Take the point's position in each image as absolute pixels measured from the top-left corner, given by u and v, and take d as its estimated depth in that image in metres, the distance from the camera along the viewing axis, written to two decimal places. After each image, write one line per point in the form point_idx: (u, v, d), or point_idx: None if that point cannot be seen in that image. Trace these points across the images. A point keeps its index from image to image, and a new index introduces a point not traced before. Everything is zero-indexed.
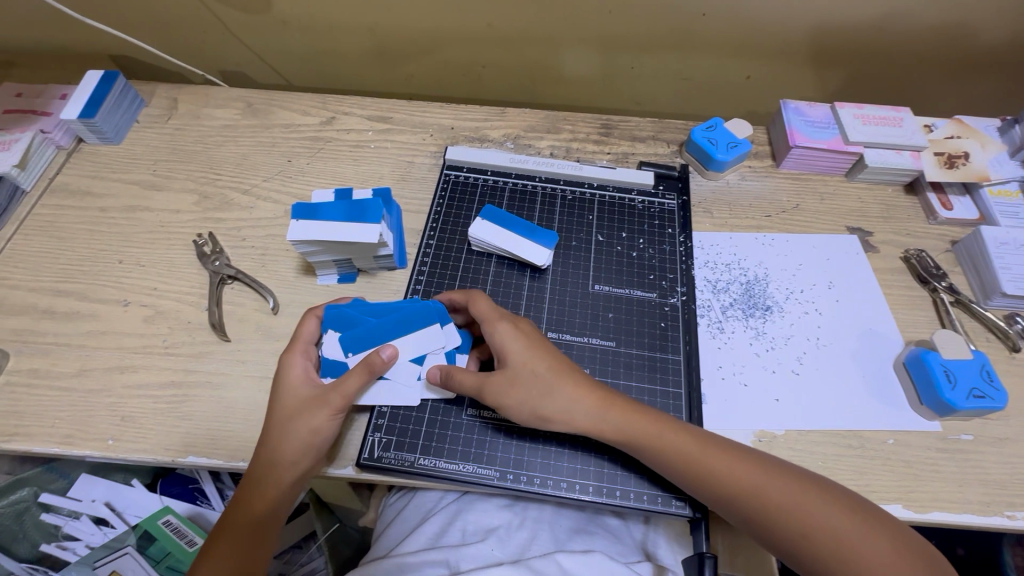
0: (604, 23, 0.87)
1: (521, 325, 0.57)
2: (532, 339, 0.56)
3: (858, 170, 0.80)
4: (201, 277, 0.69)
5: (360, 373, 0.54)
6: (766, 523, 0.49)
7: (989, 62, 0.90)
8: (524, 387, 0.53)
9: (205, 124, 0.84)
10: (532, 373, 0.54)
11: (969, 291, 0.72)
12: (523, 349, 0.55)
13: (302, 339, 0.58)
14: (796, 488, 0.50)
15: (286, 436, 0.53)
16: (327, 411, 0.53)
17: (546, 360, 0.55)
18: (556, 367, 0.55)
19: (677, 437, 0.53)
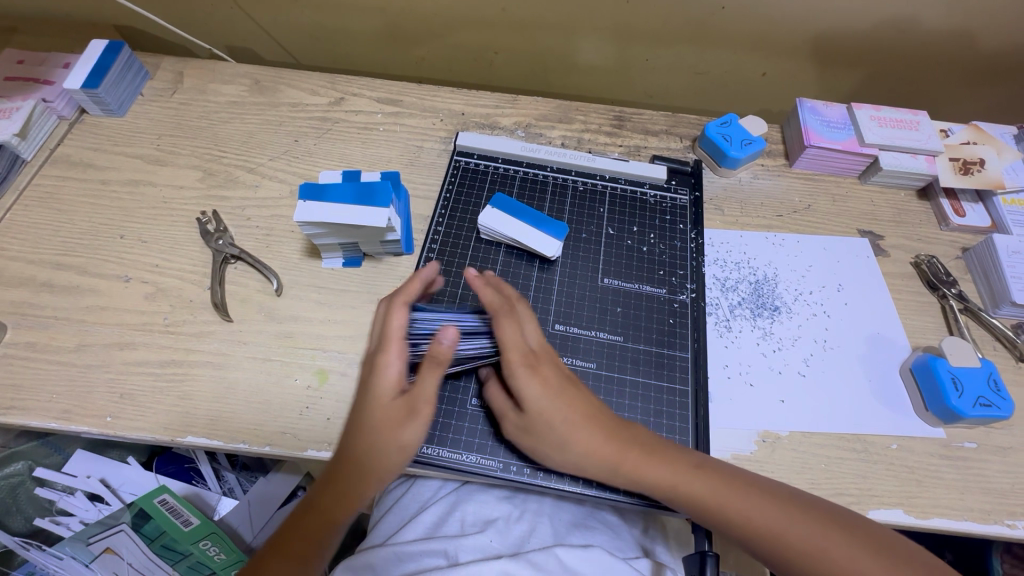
0: (621, 13, 0.85)
1: (544, 370, 0.52)
2: (553, 387, 0.52)
3: (872, 172, 0.79)
4: (204, 256, 0.68)
5: (434, 375, 0.48)
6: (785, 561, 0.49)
7: (1008, 68, 0.89)
8: (539, 437, 0.52)
9: (211, 99, 0.83)
10: (549, 424, 0.51)
11: (978, 299, 0.71)
12: (541, 400, 0.51)
13: (393, 335, 0.50)
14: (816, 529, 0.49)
15: (376, 448, 0.48)
16: (417, 419, 0.48)
17: (569, 410, 0.52)
18: (579, 417, 0.52)
19: (699, 483, 0.51)
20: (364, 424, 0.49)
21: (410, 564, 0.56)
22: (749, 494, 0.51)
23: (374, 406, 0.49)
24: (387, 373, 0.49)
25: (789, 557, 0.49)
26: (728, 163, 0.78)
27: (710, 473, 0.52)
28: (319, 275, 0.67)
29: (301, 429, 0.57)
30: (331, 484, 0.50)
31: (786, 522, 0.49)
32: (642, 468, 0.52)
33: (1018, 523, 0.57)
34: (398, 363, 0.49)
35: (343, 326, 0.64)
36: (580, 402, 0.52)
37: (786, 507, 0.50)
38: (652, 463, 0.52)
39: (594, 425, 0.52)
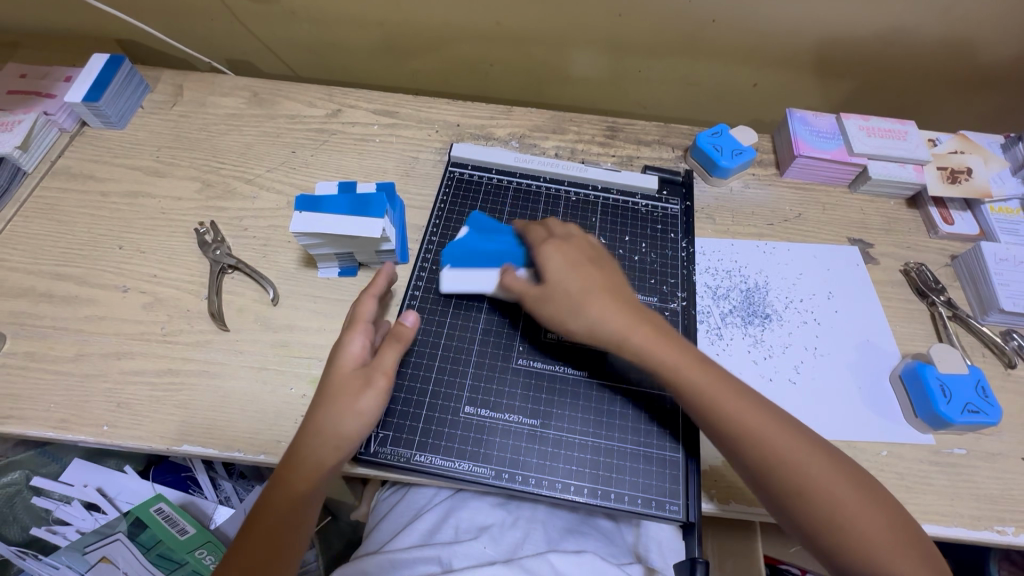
0: (614, 26, 0.87)
1: (566, 248, 0.60)
2: (572, 261, 0.59)
3: (862, 181, 0.80)
4: (202, 266, 0.69)
5: (395, 350, 0.55)
6: (768, 470, 0.50)
7: (995, 79, 0.91)
8: (556, 305, 0.57)
9: (210, 112, 0.84)
10: (567, 290, 0.57)
11: (967, 306, 0.72)
12: (564, 268, 0.58)
13: (361, 317, 0.56)
14: (799, 446, 0.50)
15: (329, 418, 0.51)
16: (372, 391, 0.52)
17: (588, 281, 0.58)
18: (595, 290, 0.57)
19: (704, 373, 0.53)
20: (327, 396, 0.52)
21: (404, 571, 0.56)
22: (761, 407, 0.52)
23: (336, 379, 0.53)
24: (349, 348, 0.54)
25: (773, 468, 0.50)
26: (721, 172, 0.79)
27: (713, 371, 0.54)
28: (314, 284, 0.68)
29: None
30: (292, 459, 0.51)
31: (772, 431, 0.51)
32: (655, 348, 0.55)
33: (1007, 528, 0.57)
34: (361, 341, 0.55)
35: (339, 335, 0.64)
36: (597, 278, 0.58)
37: (791, 427, 0.51)
38: (666, 347, 0.55)
39: (614, 298, 0.57)
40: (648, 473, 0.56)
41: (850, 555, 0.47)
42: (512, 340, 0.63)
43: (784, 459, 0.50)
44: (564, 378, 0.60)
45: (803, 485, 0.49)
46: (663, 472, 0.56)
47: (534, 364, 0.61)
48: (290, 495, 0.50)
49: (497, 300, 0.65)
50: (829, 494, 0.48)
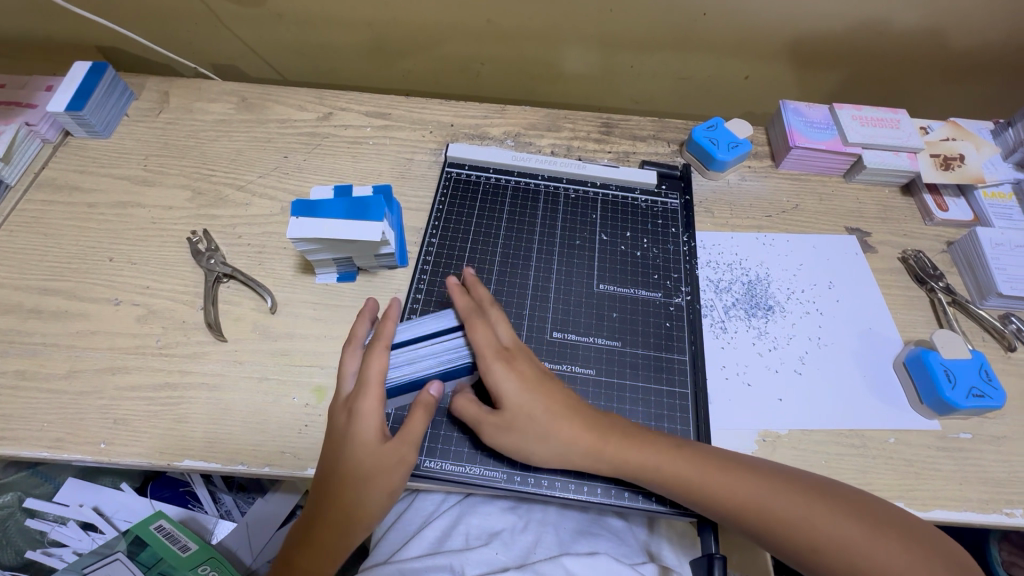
0: (605, 21, 0.86)
1: (519, 363, 0.53)
2: (529, 380, 0.53)
3: (857, 170, 0.81)
4: (196, 276, 0.67)
5: (423, 415, 0.49)
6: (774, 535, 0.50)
7: (981, 65, 0.92)
8: (521, 432, 0.52)
9: (198, 118, 0.82)
10: (530, 418, 0.52)
11: (965, 292, 0.73)
12: (519, 394, 0.52)
13: (373, 383, 0.49)
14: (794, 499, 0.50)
15: (362, 487, 0.49)
16: (405, 462, 0.49)
17: (547, 403, 0.52)
18: (560, 412, 0.52)
19: (680, 462, 0.52)
20: (352, 471, 0.49)
21: None
22: (746, 475, 0.51)
23: (358, 454, 0.49)
24: (368, 417, 0.49)
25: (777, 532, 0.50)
26: (716, 165, 0.79)
27: (688, 453, 0.53)
28: (313, 291, 0.67)
29: (301, 448, 0.57)
30: (320, 525, 0.50)
31: (762, 496, 0.50)
32: (627, 451, 0.52)
33: (1016, 511, 0.57)
34: (378, 409, 0.49)
35: (341, 342, 0.63)
36: (556, 397, 0.53)
37: (783, 488, 0.51)
38: (637, 449, 0.52)
39: (574, 417, 0.53)
40: None
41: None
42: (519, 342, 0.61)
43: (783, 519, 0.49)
44: (574, 378, 0.60)
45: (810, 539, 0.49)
46: None
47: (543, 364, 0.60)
48: (321, 556, 0.50)
49: (501, 302, 0.63)
50: (839, 539, 0.48)
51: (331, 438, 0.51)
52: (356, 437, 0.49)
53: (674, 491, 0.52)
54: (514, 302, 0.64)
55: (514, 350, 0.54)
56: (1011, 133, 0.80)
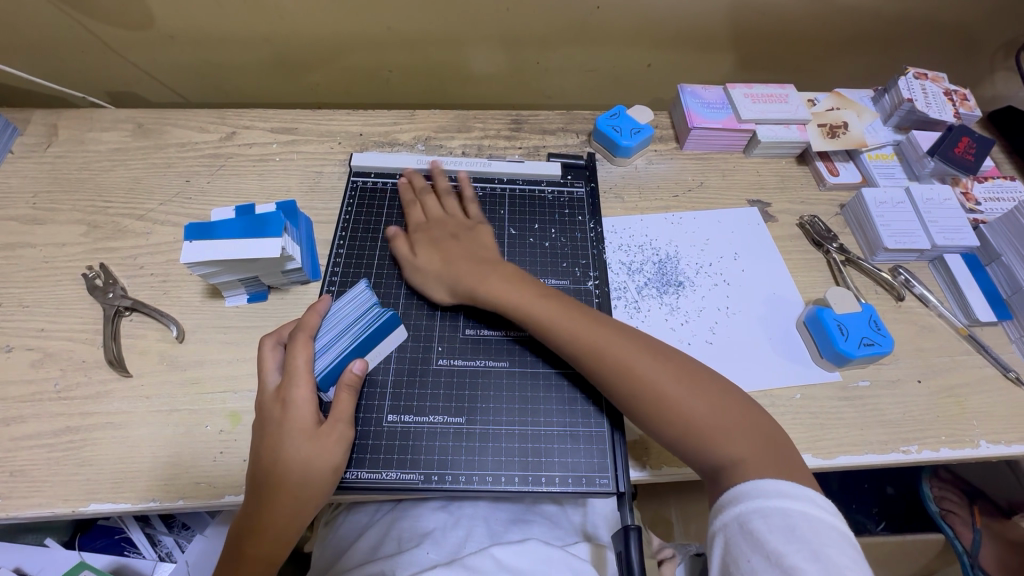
0: (504, 21, 0.88)
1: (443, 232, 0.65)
2: (437, 243, 0.64)
3: (753, 145, 0.85)
4: (96, 312, 0.65)
5: (351, 395, 0.51)
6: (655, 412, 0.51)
7: (859, 37, 0.99)
8: (424, 277, 0.62)
9: (91, 149, 0.79)
10: (434, 266, 0.62)
11: (858, 250, 0.78)
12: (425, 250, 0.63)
13: (301, 373, 0.50)
14: (678, 382, 0.51)
15: (302, 478, 0.48)
16: (342, 442, 0.49)
17: (427, 258, 0.63)
18: (453, 263, 0.61)
19: (595, 333, 0.55)
20: (289, 462, 0.48)
21: None
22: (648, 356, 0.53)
23: (296, 444, 0.48)
24: (301, 406, 0.49)
25: (658, 408, 0.51)
26: (625, 151, 0.81)
27: (606, 328, 0.55)
28: (223, 315, 0.65)
29: (217, 476, 0.55)
30: (266, 516, 0.47)
31: (655, 373, 0.52)
32: (506, 294, 0.58)
33: (911, 448, 0.62)
34: (310, 397, 0.49)
35: (253, 363, 0.62)
36: (458, 253, 0.63)
37: (641, 348, 0.54)
38: (563, 314, 0.56)
39: (483, 268, 0.60)
40: (578, 451, 0.54)
41: (693, 444, 0.49)
42: (430, 342, 0.60)
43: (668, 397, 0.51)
44: (486, 373, 0.58)
45: (683, 420, 0.50)
46: (591, 448, 0.55)
47: (455, 363, 0.58)
48: (272, 546, 0.48)
49: (413, 305, 0.62)
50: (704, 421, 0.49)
51: (260, 432, 0.49)
52: (291, 420, 0.48)
53: (560, 340, 0.55)
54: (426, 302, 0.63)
55: (432, 224, 0.67)
56: (887, 99, 0.85)
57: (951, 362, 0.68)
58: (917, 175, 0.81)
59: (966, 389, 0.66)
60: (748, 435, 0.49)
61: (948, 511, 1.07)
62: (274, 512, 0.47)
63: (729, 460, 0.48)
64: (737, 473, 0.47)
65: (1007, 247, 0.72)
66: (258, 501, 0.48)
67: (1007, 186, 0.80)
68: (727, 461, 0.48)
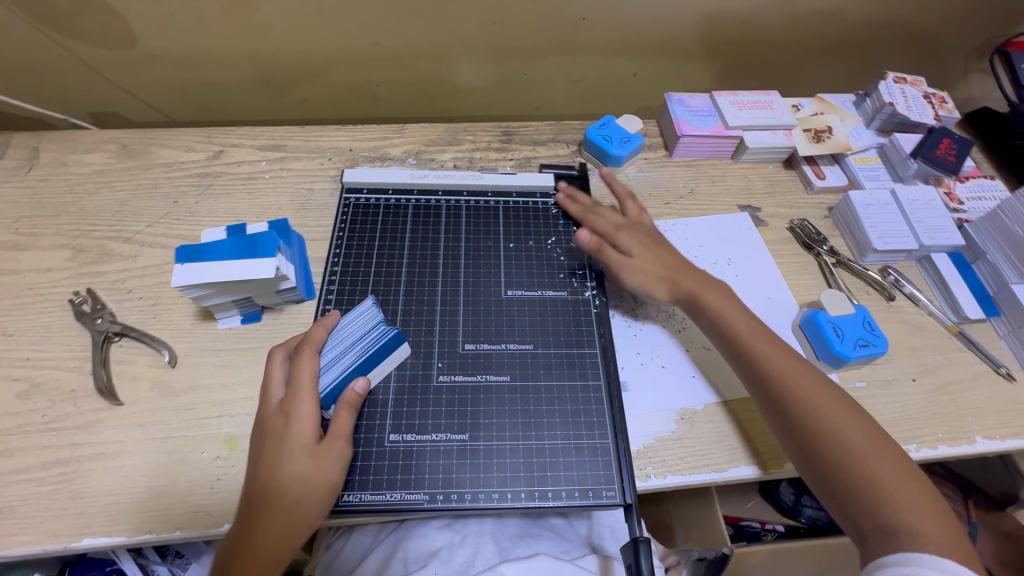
0: (490, 34, 0.88)
1: (638, 236, 0.68)
2: (648, 244, 0.68)
3: (741, 151, 0.86)
4: (84, 339, 0.63)
5: (351, 413, 0.51)
6: (840, 461, 0.52)
7: (837, 42, 1.01)
8: (640, 273, 0.66)
9: (74, 171, 0.77)
10: (644, 268, 0.66)
11: (847, 251, 0.79)
12: (645, 252, 0.67)
13: (302, 387, 0.50)
14: (869, 439, 0.52)
15: (297, 496, 0.47)
16: (337, 462, 0.49)
17: (642, 257, 0.66)
18: (662, 269, 0.66)
19: (793, 371, 0.57)
20: (285, 479, 0.47)
21: None
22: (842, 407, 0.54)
23: (296, 457, 0.48)
24: (304, 420, 0.49)
25: (842, 455, 0.52)
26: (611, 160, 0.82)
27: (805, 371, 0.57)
28: (215, 337, 0.64)
29: (214, 505, 0.54)
30: (262, 534, 0.46)
31: (848, 424, 0.53)
32: (723, 306, 0.62)
33: (909, 447, 0.62)
34: (311, 412, 0.49)
35: (248, 387, 0.61)
36: (666, 257, 0.67)
37: (849, 407, 0.55)
38: (771, 347, 0.59)
39: (688, 274, 0.65)
40: (583, 464, 0.54)
41: (870, 502, 0.49)
42: (429, 359, 0.59)
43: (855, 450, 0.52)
44: (488, 387, 0.57)
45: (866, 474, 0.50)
46: (595, 461, 0.54)
47: (455, 378, 0.58)
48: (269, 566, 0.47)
49: (410, 322, 0.62)
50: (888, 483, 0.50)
51: (258, 448, 0.49)
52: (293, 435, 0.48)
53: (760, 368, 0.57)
54: (424, 320, 0.62)
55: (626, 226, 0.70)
56: (869, 103, 0.87)
57: (943, 360, 0.69)
58: (902, 177, 0.83)
59: (959, 386, 0.67)
60: (930, 507, 0.49)
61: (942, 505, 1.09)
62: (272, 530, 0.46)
63: (908, 529, 0.47)
64: (917, 543, 0.47)
65: (991, 245, 0.74)
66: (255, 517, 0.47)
67: (987, 185, 0.82)
68: (908, 530, 0.47)
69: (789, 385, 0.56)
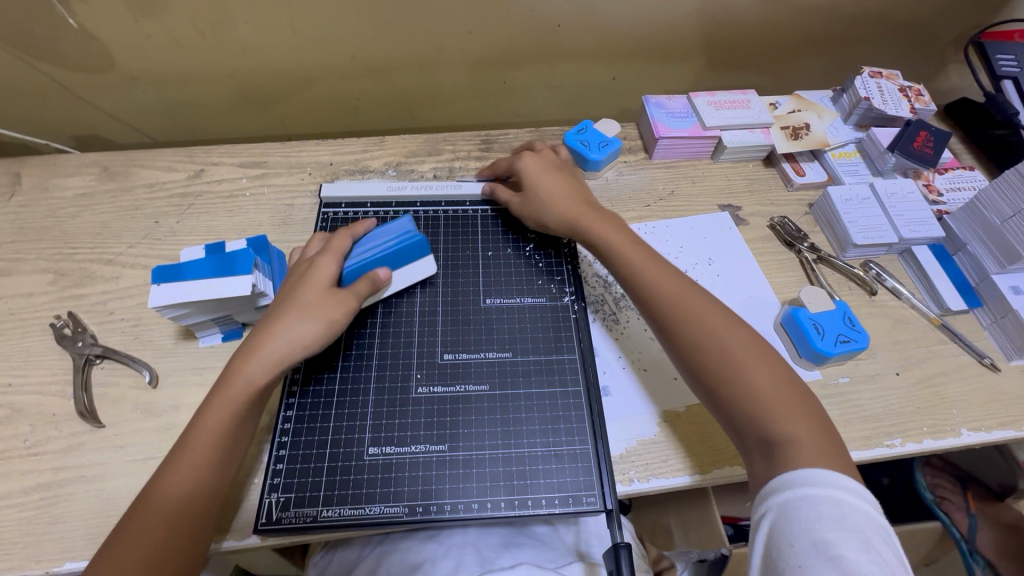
0: (466, 44, 0.89)
1: (547, 159, 0.73)
2: (543, 167, 0.71)
3: (720, 151, 0.86)
4: (66, 362, 0.63)
5: (369, 286, 0.59)
6: (716, 377, 0.53)
7: (814, 39, 1.01)
8: (533, 204, 0.69)
9: (56, 196, 0.78)
10: (541, 194, 0.69)
11: (828, 247, 0.79)
12: (540, 175, 0.70)
13: (336, 249, 0.60)
14: (741, 350, 0.54)
15: (287, 325, 0.54)
16: (341, 308, 0.57)
17: (549, 185, 0.69)
18: (561, 193, 0.69)
19: (673, 290, 0.59)
20: (290, 306, 0.56)
21: None
22: (721, 323, 0.56)
23: (308, 292, 0.57)
24: (324, 268, 0.58)
25: (719, 368, 0.53)
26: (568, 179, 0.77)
27: (685, 289, 0.59)
28: (196, 356, 0.64)
29: None
30: (167, 484, 0.48)
31: (724, 338, 0.54)
32: (616, 243, 0.64)
33: (895, 442, 0.62)
34: (332, 265, 0.59)
35: None
36: (563, 184, 0.70)
37: (730, 320, 0.56)
38: (654, 270, 0.61)
39: (574, 202, 0.68)
40: (563, 471, 0.54)
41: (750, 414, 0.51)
42: (408, 371, 0.59)
43: (729, 364, 0.53)
44: (466, 398, 0.57)
45: (741, 387, 0.52)
46: (575, 468, 0.54)
47: (435, 389, 0.58)
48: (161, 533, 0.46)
49: (388, 334, 0.61)
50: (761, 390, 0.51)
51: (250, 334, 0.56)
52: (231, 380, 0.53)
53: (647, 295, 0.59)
54: (402, 332, 0.62)
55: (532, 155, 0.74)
56: (846, 98, 0.88)
57: (927, 353, 0.69)
58: (881, 170, 0.83)
59: (944, 378, 0.67)
60: (805, 415, 0.50)
61: (942, 499, 1.08)
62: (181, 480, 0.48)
63: (784, 436, 0.49)
64: (791, 448, 0.48)
65: (971, 236, 0.73)
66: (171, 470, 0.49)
67: (967, 176, 0.82)
68: (782, 437, 0.49)
69: (671, 303, 0.58)
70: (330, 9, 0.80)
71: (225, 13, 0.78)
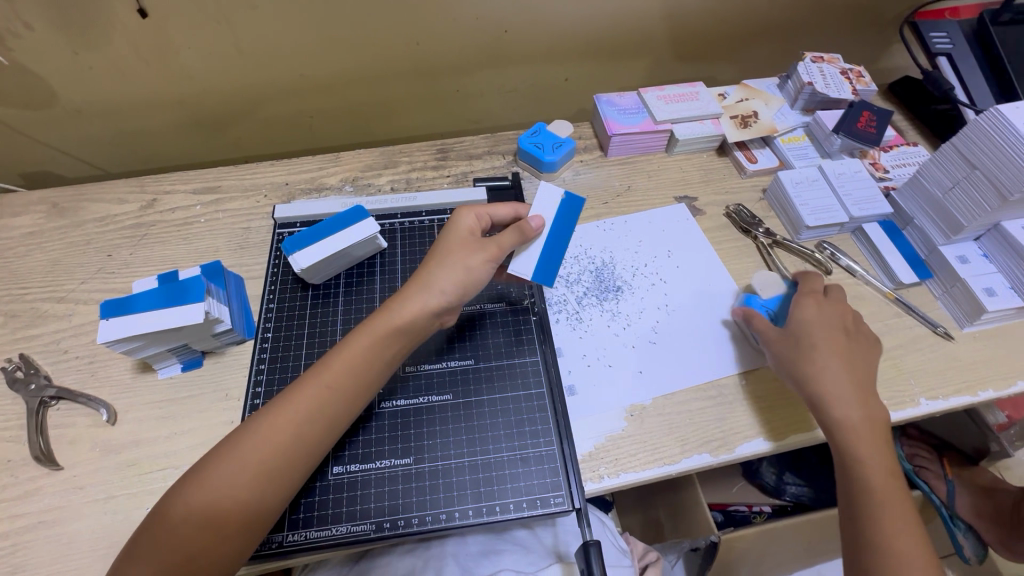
0: (416, 55, 0.89)
1: (840, 355, 0.59)
2: (822, 314, 0.62)
3: (673, 144, 0.87)
4: (19, 406, 0.62)
5: (514, 233, 0.59)
6: (868, 556, 0.51)
7: (757, 29, 1.04)
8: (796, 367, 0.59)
9: (3, 236, 0.76)
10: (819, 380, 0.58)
11: (783, 231, 0.80)
12: (834, 367, 0.58)
13: (485, 208, 0.63)
14: (910, 545, 0.51)
15: (445, 266, 0.56)
16: (486, 255, 0.58)
17: (834, 377, 0.57)
18: (829, 356, 0.58)
19: (875, 463, 0.54)
20: (446, 248, 0.58)
21: None
22: (906, 516, 0.52)
23: (459, 237, 0.59)
24: (465, 217, 0.61)
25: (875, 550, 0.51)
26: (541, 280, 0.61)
27: (884, 464, 0.54)
28: (155, 388, 0.63)
29: None
30: (226, 475, 0.46)
31: (895, 529, 0.51)
32: (840, 389, 0.57)
33: None
34: (472, 216, 0.61)
35: (190, 435, 0.60)
36: (859, 374, 0.58)
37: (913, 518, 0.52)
38: (868, 439, 0.55)
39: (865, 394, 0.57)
40: (530, 474, 0.55)
41: None
42: None
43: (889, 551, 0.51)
44: (431, 408, 0.58)
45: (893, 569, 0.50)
46: (541, 469, 0.55)
47: (398, 403, 0.58)
48: (199, 527, 0.44)
49: None
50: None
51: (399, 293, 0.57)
52: (332, 360, 0.53)
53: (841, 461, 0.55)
54: None
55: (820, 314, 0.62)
56: (791, 84, 0.90)
57: (884, 327, 0.71)
58: (829, 152, 0.85)
59: (900, 351, 0.69)
60: None
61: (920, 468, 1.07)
62: (232, 474, 0.46)
63: None
64: None
65: (917, 209, 0.75)
66: (223, 455, 0.47)
67: (911, 152, 0.85)
68: None
69: (864, 481, 0.54)
70: (274, 28, 0.79)
71: (165, 38, 0.77)
